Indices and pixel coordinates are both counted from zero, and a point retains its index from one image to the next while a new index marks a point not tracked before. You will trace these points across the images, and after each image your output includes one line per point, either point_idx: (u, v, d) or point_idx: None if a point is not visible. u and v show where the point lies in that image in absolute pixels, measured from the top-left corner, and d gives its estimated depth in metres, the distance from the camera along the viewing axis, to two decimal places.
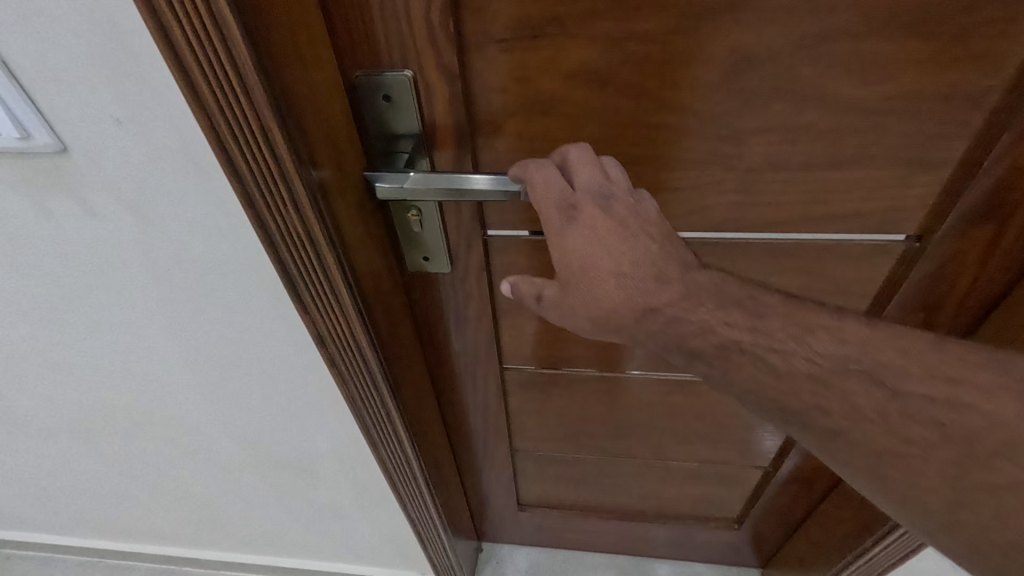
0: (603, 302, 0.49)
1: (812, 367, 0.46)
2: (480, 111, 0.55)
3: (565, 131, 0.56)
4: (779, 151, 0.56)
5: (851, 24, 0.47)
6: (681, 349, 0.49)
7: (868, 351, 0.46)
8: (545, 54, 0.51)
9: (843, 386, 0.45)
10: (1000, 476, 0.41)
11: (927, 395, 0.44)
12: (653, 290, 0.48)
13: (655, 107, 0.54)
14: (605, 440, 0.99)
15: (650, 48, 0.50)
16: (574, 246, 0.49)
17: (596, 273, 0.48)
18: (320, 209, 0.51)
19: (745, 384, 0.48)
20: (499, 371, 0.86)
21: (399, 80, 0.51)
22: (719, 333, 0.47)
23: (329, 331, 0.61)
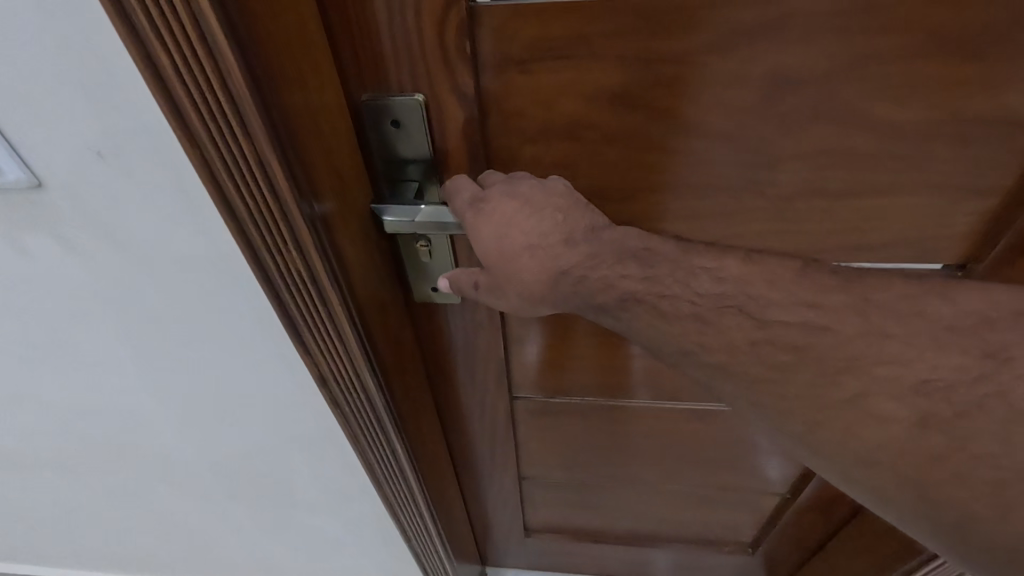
0: (525, 279, 0.49)
1: (694, 308, 0.46)
2: (494, 137, 0.51)
3: (586, 157, 0.52)
4: (816, 177, 0.52)
5: (901, 44, 0.44)
6: (591, 306, 0.50)
7: (742, 286, 0.45)
8: (567, 76, 0.47)
9: (718, 321, 0.46)
10: (846, 395, 0.42)
11: (794, 324, 0.44)
12: (560, 251, 0.48)
13: (682, 131, 0.50)
14: (617, 466, 0.95)
15: (681, 69, 0.46)
16: (487, 231, 0.48)
17: (512, 249, 0.48)
18: (324, 246, 0.47)
19: (643, 330, 0.48)
20: (508, 402, 0.82)
21: (408, 105, 0.47)
22: (619, 286, 0.48)
23: (332, 371, 0.56)
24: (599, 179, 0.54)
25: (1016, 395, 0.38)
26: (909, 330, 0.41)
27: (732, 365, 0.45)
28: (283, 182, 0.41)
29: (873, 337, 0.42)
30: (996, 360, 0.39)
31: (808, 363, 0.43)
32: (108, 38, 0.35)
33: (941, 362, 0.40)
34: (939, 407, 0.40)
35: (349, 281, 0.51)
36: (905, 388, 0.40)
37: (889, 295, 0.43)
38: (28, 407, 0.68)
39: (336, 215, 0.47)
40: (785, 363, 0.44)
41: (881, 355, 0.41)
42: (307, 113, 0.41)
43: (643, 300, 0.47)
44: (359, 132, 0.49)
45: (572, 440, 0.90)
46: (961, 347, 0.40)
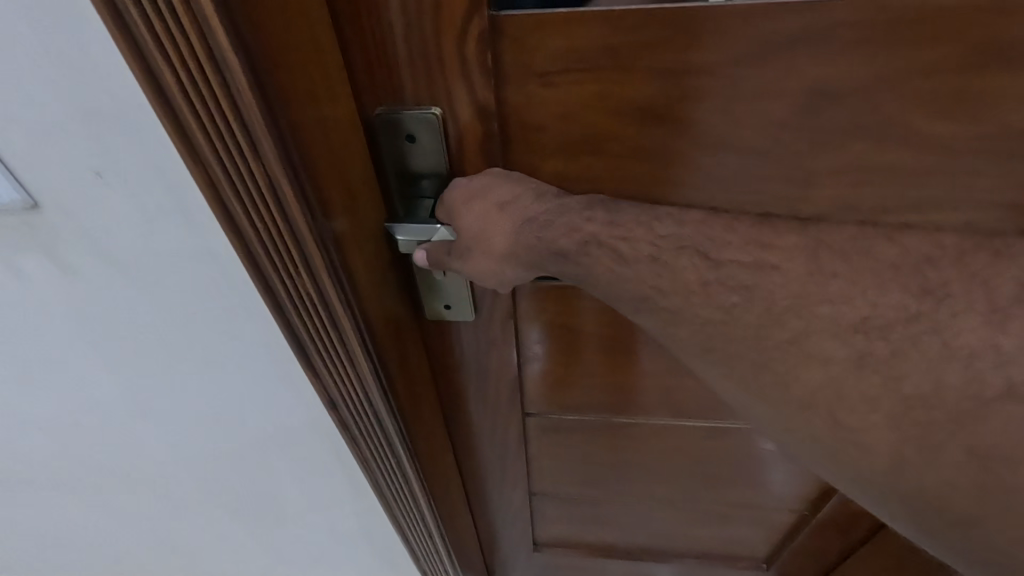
0: (495, 235, 0.47)
1: (653, 249, 0.44)
2: (513, 151, 0.48)
3: (609, 173, 0.50)
4: (851, 193, 0.50)
5: (949, 58, 0.41)
6: (549, 251, 0.47)
7: (702, 229, 0.44)
8: (592, 89, 0.44)
9: (673, 263, 0.43)
10: (790, 333, 0.41)
11: (748, 264, 0.42)
12: (529, 205, 0.47)
13: (712, 146, 0.47)
14: (629, 482, 0.93)
15: (714, 82, 0.44)
16: (458, 193, 0.47)
17: (482, 203, 0.47)
18: (336, 269, 0.44)
19: (603, 276, 0.45)
20: (520, 420, 0.79)
21: (423, 119, 0.45)
22: (583, 229, 0.45)
23: (341, 394, 0.54)
24: (621, 196, 0.51)
25: (949, 331, 0.37)
26: (856, 270, 0.40)
27: (684, 310, 0.43)
28: (294, 205, 0.39)
29: (821, 278, 0.40)
30: (935, 298, 0.38)
31: (753, 302, 0.41)
32: (107, 54, 0.33)
33: (883, 300, 0.39)
34: (876, 345, 0.39)
35: (362, 303, 0.49)
36: (843, 326, 0.40)
37: (844, 239, 0.41)
38: (23, 430, 0.65)
39: (348, 235, 0.44)
40: (736, 305, 0.42)
41: (826, 294, 0.40)
42: (321, 133, 0.39)
43: (605, 242, 0.45)
44: (371, 148, 0.47)
45: (584, 457, 0.88)
46: (904, 287, 0.39)
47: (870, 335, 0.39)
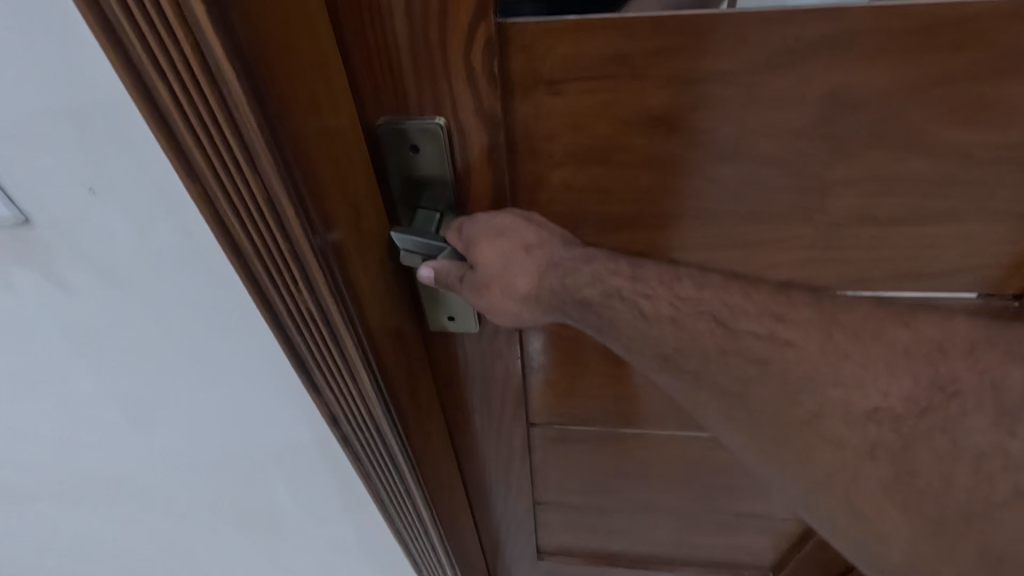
0: (524, 278, 0.47)
1: (674, 310, 0.43)
2: (521, 161, 0.47)
3: (620, 184, 0.48)
4: (870, 204, 0.48)
5: (973, 64, 0.40)
6: (574, 303, 0.46)
7: (719, 295, 0.43)
8: (601, 98, 0.43)
9: (692, 326, 0.42)
10: (807, 414, 0.39)
11: (762, 336, 0.40)
12: (553, 249, 0.47)
13: (726, 157, 0.46)
14: (635, 492, 0.91)
15: (729, 91, 0.42)
16: (484, 241, 0.46)
17: (507, 247, 0.46)
18: (337, 283, 0.42)
19: (627, 332, 0.44)
20: (525, 431, 0.78)
21: (427, 128, 0.43)
22: (608, 281, 0.44)
23: (345, 415, 0.51)
24: (633, 207, 0.50)
25: (961, 429, 0.37)
26: (871, 353, 0.39)
27: (704, 374, 0.42)
28: (294, 219, 0.36)
29: (833, 359, 0.39)
30: (945, 393, 0.37)
31: (770, 378, 0.40)
32: (101, 68, 0.31)
33: (893, 389, 0.38)
34: (887, 435, 0.38)
35: (364, 317, 0.46)
36: (857, 413, 0.38)
37: (857, 318, 0.40)
38: (20, 447, 0.64)
39: (349, 246, 0.42)
40: (753, 378, 0.40)
41: (837, 378, 0.39)
42: (322, 142, 0.37)
43: (631, 298, 0.44)
44: (374, 156, 0.45)
45: (590, 467, 0.86)
46: (918, 377, 0.38)
47: (882, 426, 0.38)
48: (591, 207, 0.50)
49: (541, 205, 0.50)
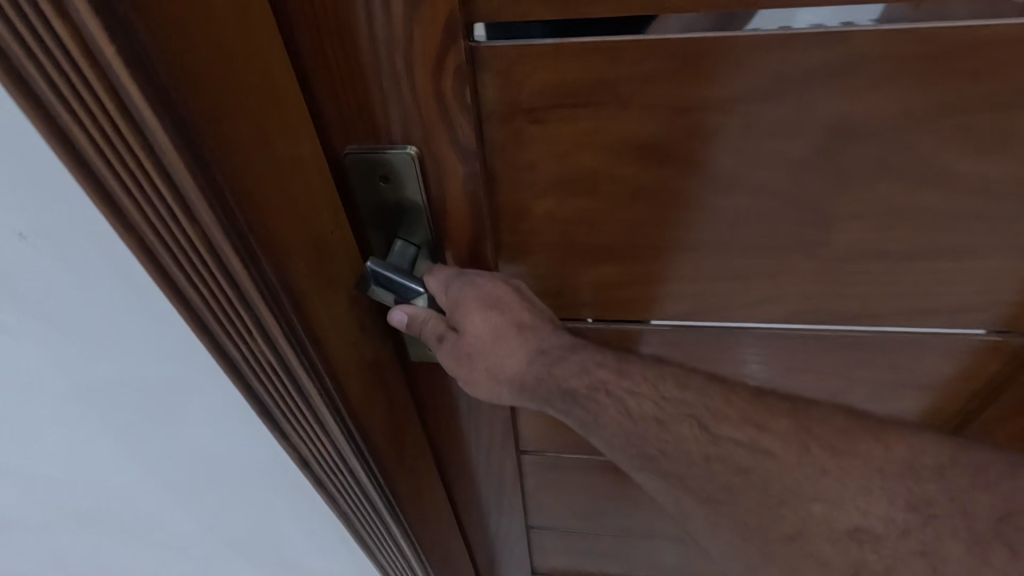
0: (506, 355, 0.45)
1: (657, 410, 0.45)
2: (502, 190, 0.44)
3: (608, 213, 0.45)
4: (879, 239, 0.44)
5: (995, 92, 0.36)
6: (558, 392, 0.45)
7: (703, 401, 0.45)
8: (586, 126, 0.40)
9: (675, 430, 0.44)
10: (790, 528, 0.41)
11: (742, 444, 0.43)
12: (545, 333, 0.45)
13: (723, 189, 0.43)
14: (631, 519, 0.88)
15: (726, 118, 0.39)
16: (478, 313, 0.43)
17: (499, 323, 0.43)
18: (296, 330, 0.38)
19: (611, 428, 0.45)
20: (515, 458, 0.75)
21: (398, 159, 0.40)
22: (594, 373, 0.45)
23: (319, 463, 0.47)
24: (623, 237, 0.47)
25: (938, 551, 0.38)
26: (848, 469, 0.41)
27: (687, 477, 0.44)
28: (240, 267, 0.33)
29: (810, 472, 0.42)
30: (919, 515, 0.39)
31: (751, 487, 0.43)
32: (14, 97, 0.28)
33: (871, 509, 0.40)
34: (869, 557, 0.39)
35: (332, 361, 0.43)
36: (839, 530, 0.40)
37: (833, 429, 0.43)
38: None
39: (310, 289, 0.39)
40: (738, 486, 0.43)
41: (815, 492, 0.41)
42: (272, 179, 0.34)
43: (617, 396, 0.45)
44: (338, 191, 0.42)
45: (583, 494, 0.83)
46: (897, 499, 0.40)
47: (863, 545, 0.39)
48: (578, 237, 0.47)
49: (524, 236, 0.47)
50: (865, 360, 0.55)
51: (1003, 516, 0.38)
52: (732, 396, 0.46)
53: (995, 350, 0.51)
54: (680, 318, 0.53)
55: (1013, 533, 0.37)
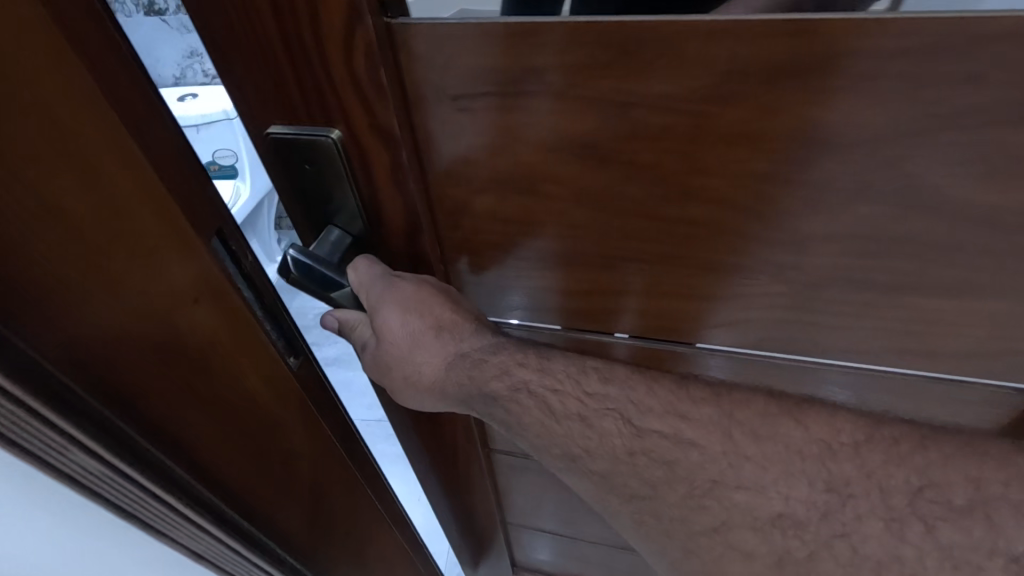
0: (425, 360, 0.44)
1: (580, 407, 0.41)
2: (437, 183, 0.41)
3: (552, 218, 0.41)
4: (861, 266, 0.39)
5: (1003, 104, 0.29)
6: (480, 395, 0.44)
7: (625, 391, 0.41)
8: (516, 119, 0.36)
9: (600, 426, 0.40)
10: (713, 520, 0.37)
11: (664, 435, 0.39)
12: (464, 338, 0.43)
13: (677, 197, 0.38)
14: (609, 530, 0.83)
15: (673, 120, 0.34)
16: (396, 319, 0.41)
17: (415, 330, 0.42)
18: (116, 428, 0.33)
19: (533, 427, 0.42)
20: (485, 457, 0.72)
21: (320, 143, 0.38)
22: (515, 374, 0.43)
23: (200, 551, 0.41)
24: (570, 243, 0.43)
25: (858, 535, 0.33)
26: (777, 460, 0.36)
27: (613, 475, 0.40)
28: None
29: (733, 459, 0.37)
30: (838, 495, 0.35)
31: (676, 481, 0.38)
32: None
33: (794, 494, 0.35)
34: (792, 544, 0.34)
35: (188, 449, 0.37)
36: (761, 518, 0.35)
37: (757, 413, 0.38)
38: None
39: (145, 376, 0.33)
40: (660, 481, 0.38)
41: (739, 482, 0.36)
42: (71, 249, 0.27)
43: (538, 393, 0.42)
44: (239, 243, 0.37)
45: (556, 498, 0.79)
46: (815, 479, 0.35)
47: (786, 534, 0.35)
48: (522, 239, 0.43)
49: (466, 233, 0.44)
50: (865, 395, 0.48)
51: (917, 489, 0.34)
52: (665, 386, 0.41)
53: (1005, 398, 0.44)
54: (638, 329, 0.49)
55: (925, 505, 0.33)
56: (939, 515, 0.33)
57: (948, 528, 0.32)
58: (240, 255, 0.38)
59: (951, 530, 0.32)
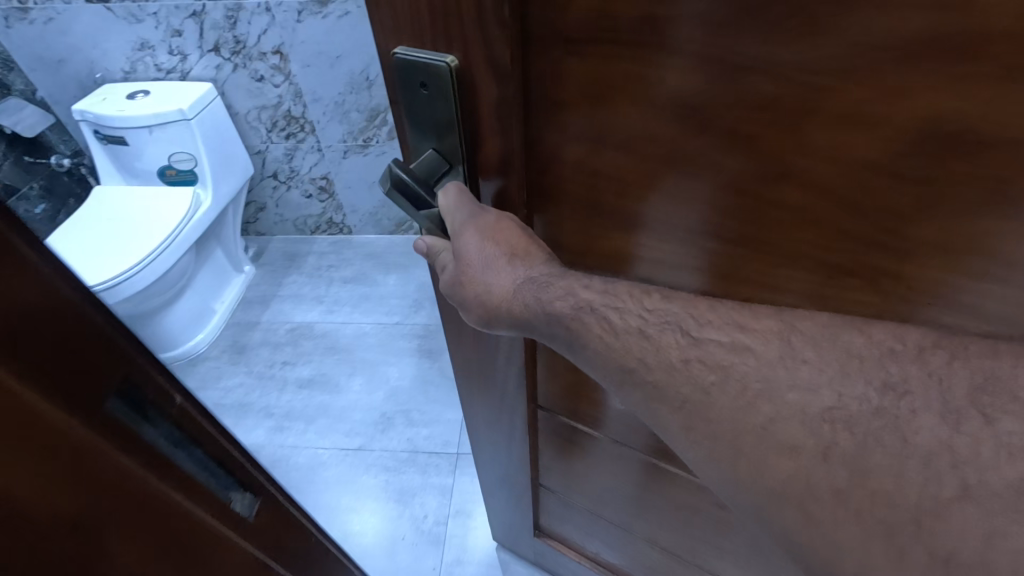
0: (495, 288, 0.43)
1: (641, 324, 0.38)
2: (537, 126, 0.42)
3: (637, 177, 0.41)
4: (966, 284, 0.36)
5: None
6: (542, 314, 0.42)
7: (687, 307, 0.38)
8: (623, 72, 0.36)
9: (658, 339, 0.37)
10: (760, 421, 0.33)
11: (724, 344, 0.35)
12: (534, 265, 0.43)
13: (775, 176, 0.37)
14: (649, 525, 0.74)
15: (784, 89, 0.33)
16: (474, 242, 0.42)
17: (490, 256, 0.43)
18: None
19: (592, 346, 0.40)
20: (530, 413, 0.67)
21: (435, 67, 0.40)
22: (579, 294, 0.40)
23: None
24: (654, 208, 0.42)
25: (908, 423, 0.30)
26: (829, 358, 0.33)
27: (669, 387, 0.36)
28: None
29: (790, 362, 0.34)
30: (893, 391, 0.31)
31: (728, 389, 0.34)
32: None
33: (847, 392, 0.32)
34: (840, 438, 0.31)
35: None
36: (811, 415, 0.32)
37: (822, 324, 0.34)
38: None
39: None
40: (712, 386, 0.35)
41: (793, 381, 0.33)
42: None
43: (600, 310, 0.40)
44: (159, 393, 0.38)
45: (595, 477, 0.72)
46: (869, 376, 0.32)
47: (837, 429, 0.31)
48: (609, 196, 0.44)
49: (555, 180, 0.45)
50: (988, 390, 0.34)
51: (980, 384, 0.29)
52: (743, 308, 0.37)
53: None
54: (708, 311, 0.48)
55: (989, 398, 0.29)
56: (1004, 407, 0.28)
57: (1012, 422, 0.28)
58: (163, 407, 0.39)
59: (1015, 422, 0.28)
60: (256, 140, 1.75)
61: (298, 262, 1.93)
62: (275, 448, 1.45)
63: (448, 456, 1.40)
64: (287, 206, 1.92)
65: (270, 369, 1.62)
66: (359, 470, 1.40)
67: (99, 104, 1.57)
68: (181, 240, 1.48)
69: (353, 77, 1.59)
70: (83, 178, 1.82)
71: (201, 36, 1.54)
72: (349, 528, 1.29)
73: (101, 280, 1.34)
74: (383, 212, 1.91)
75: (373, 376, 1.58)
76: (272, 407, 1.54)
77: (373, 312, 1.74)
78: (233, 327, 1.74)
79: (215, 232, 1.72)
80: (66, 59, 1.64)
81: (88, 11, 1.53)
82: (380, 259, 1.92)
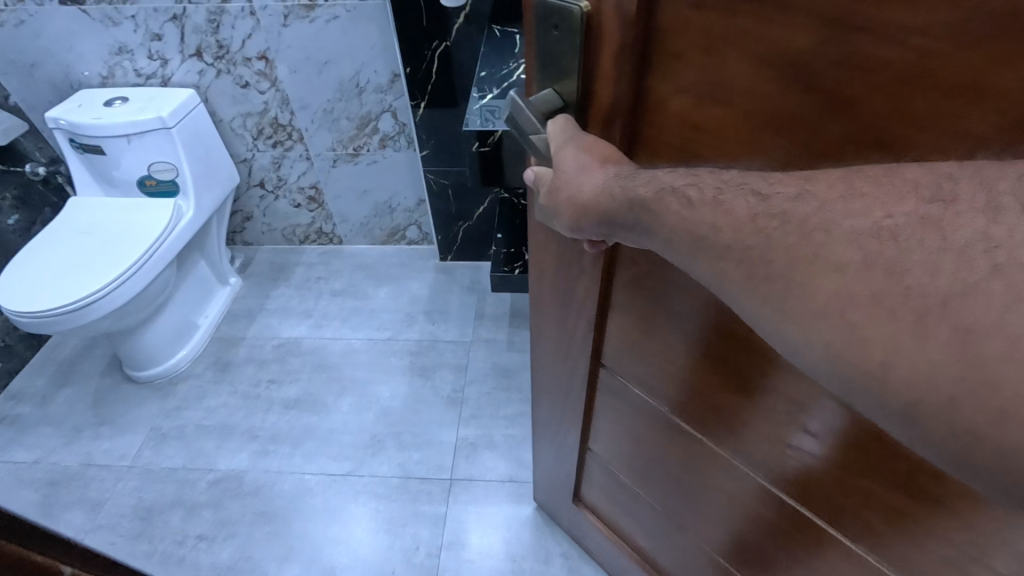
0: (585, 186, 0.46)
1: (717, 193, 0.38)
2: (649, 74, 0.46)
3: (738, 134, 0.44)
4: None
5: None
6: (625, 200, 0.43)
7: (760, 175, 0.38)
8: (738, 26, 0.39)
9: (728, 203, 0.37)
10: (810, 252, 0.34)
11: (788, 195, 0.35)
12: (625, 168, 0.46)
13: (869, 140, 0.38)
14: (680, 504, 0.74)
15: (895, 52, 0.34)
16: (572, 152, 0.48)
17: (584, 163, 0.47)
18: None
19: (672, 223, 0.40)
20: (591, 365, 0.71)
21: (569, 11, 0.45)
22: (663, 178, 0.41)
23: None
24: (744, 162, 0.45)
25: (951, 224, 0.30)
26: (886, 191, 0.32)
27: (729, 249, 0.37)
28: None
29: (845, 195, 0.33)
30: (942, 204, 0.30)
31: (790, 230, 0.34)
32: None
33: (897, 209, 0.31)
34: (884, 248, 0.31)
35: None
36: (861, 229, 0.32)
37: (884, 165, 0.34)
38: None
39: None
40: (773, 231, 0.35)
41: (847, 212, 0.33)
42: None
43: (678, 189, 0.40)
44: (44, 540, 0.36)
45: (634, 445, 0.75)
46: (917, 194, 0.31)
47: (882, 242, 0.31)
48: (703, 149, 0.46)
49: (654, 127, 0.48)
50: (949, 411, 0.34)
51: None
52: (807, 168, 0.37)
53: None
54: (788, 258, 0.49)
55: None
56: None
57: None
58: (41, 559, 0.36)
59: None
60: (241, 148, 1.83)
61: (287, 274, 2.02)
62: (261, 474, 1.48)
63: (439, 483, 1.43)
64: (275, 214, 2.02)
65: (256, 390, 1.67)
66: (348, 498, 1.42)
67: (73, 113, 1.58)
68: (160, 254, 1.53)
69: (342, 82, 1.64)
70: (59, 186, 1.88)
71: (182, 40, 1.59)
72: (337, 561, 1.32)
73: (79, 297, 1.37)
74: (376, 222, 2.01)
75: (362, 397, 1.63)
76: (256, 429, 1.58)
77: (361, 328, 1.81)
78: (217, 343, 1.80)
79: (200, 245, 1.80)
80: (38, 63, 1.65)
81: (61, 11, 1.54)
82: (373, 272, 2.00)
